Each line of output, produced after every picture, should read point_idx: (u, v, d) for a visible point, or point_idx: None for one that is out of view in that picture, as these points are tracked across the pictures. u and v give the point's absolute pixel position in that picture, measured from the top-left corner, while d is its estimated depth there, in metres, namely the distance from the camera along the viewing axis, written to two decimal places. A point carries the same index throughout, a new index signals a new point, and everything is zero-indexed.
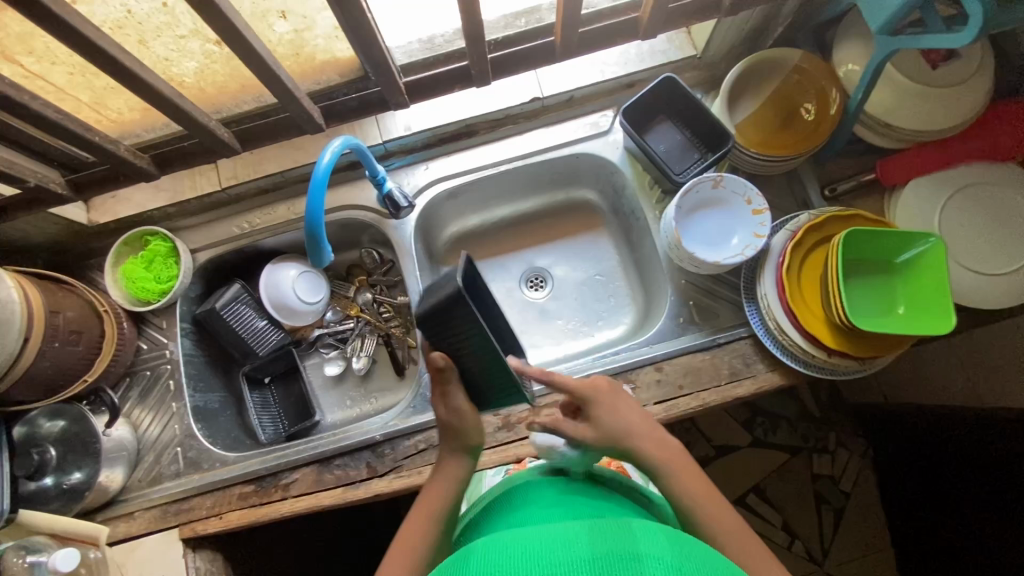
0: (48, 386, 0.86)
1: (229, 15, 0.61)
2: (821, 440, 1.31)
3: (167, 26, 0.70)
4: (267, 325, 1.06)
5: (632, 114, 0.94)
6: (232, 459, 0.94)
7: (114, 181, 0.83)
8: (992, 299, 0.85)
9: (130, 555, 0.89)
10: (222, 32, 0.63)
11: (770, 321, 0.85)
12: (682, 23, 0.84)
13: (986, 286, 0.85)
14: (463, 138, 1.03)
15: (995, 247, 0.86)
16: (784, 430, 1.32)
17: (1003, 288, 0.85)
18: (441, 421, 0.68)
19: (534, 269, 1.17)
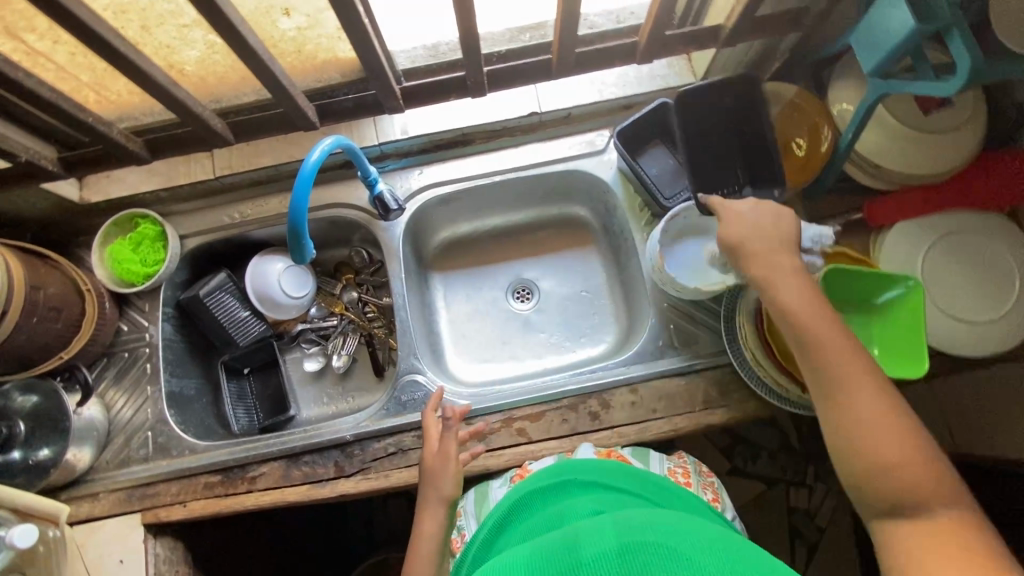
0: (23, 360, 0.86)
1: (227, 10, 0.62)
2: (799, 473, 1.28)
3: (171, 15, 0.71)
4: (250, 316, 1.06)
5: (628, 135, 0.96)
6: (201, 448, 0.94)
7: (107, 162, 0.84)
8: (969, 347, 0.86)
9: (91, 536, 0.89)
10: (222, 28, 0.64)
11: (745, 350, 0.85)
12: (680, 51, 0.85)
13: (965, 334, 0.86)
14: (459, 146, 1.04)
15: (976, 295, 0.86)
16: (765, 460, 1.30)
17: (981, 336, 0.86)
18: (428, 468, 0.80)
19: (521, 281, 1.17)
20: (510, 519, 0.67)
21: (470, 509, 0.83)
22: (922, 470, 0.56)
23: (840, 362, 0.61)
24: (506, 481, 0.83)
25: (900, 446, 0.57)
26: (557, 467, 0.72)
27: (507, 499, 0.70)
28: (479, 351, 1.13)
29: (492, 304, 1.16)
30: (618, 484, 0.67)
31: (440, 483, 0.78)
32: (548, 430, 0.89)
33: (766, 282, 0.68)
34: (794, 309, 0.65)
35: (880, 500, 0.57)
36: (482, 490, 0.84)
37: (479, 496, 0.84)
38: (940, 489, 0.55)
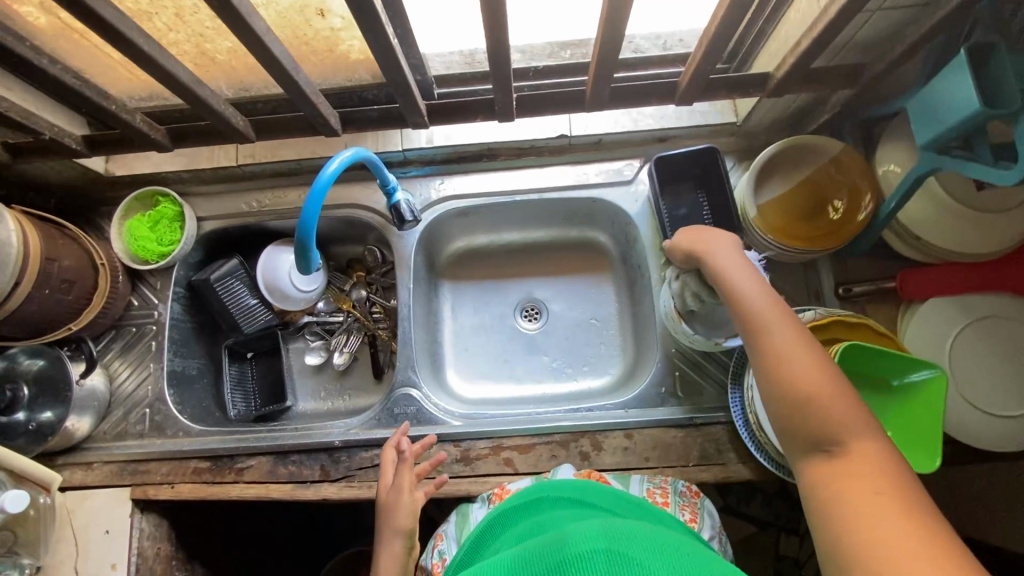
0: (33, 327, 0.87)
1: (253, 18, 0.60)
2: (792, 521, 1.24)
3: (202, 7, 0.69)
4: (258, 304, 1.07)
5: (659, 172, 0.90)
6: (195, 432, 0.96)
7: (128, 146, 0.84)
8: (987, 441, 0.81)
9: (81, 504, 0.92)
10: (247, 33, 0.62)
11: (750, 413, 0.83)
12: (723, 94, 0.81)
13: (985, 427, 0.81)
14: (484, 161, 1.01)
15: (1004, 387, 0.81)
16: (759, 502, 1.25)
17: (1002, 432, 0.81)
18: (385, 500, 0.81)
19: (531, 300, 1.15)
20: (487, 537, 0.67)
21: (452, 532, 0.81)
22: (843, 408, 0.55)
23: (761, 310, 0.63)
24: (484, 500, 0.83)
25: (818, 382, 0.57)
26: (535, 487, 0.73)
27: (484, 520, 0.71)
28: (479, 367, 1.12)
29: (499, 320, 1.15)
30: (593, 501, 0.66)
31: (395, 520, 0.78)
32: (536, 463, 0.88)
33: (704, 247, 0.72)
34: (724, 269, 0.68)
35: (802, 438, 0.56)
36: (463, 510, 0.83)
37: (461, 519, 0.82)
38: (861, 424, 0.54)
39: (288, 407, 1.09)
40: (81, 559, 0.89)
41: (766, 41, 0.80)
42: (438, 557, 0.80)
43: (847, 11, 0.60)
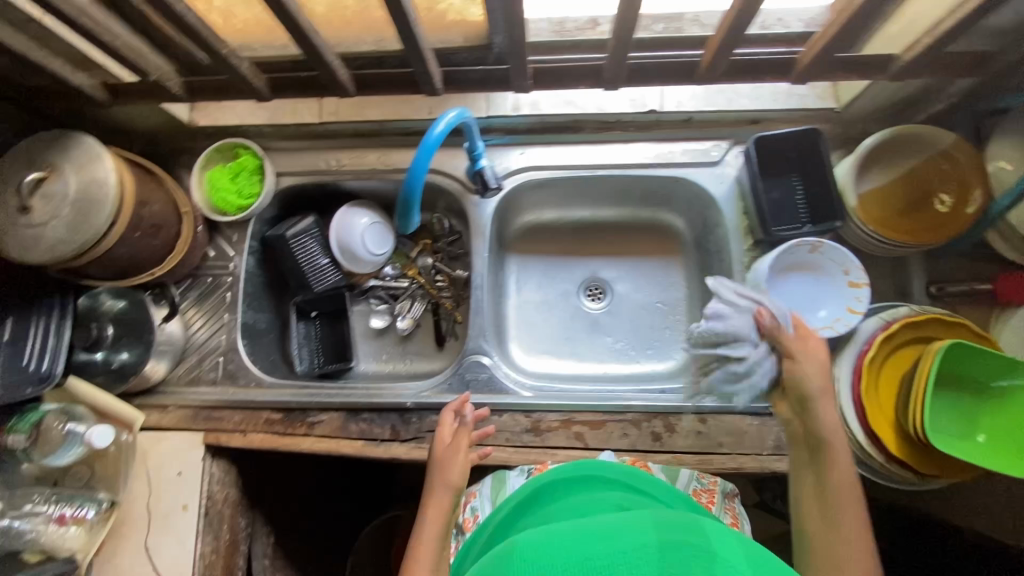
0: (119, 271, 0.88)
1: None
2: None
3: None
4: (329, 265, 1.07)
5: (755, 154, 0.87)
6: (267, 383, 0.97)
7: (229, 92, 0.82)
8: None
9: (155, 445, 0.94)
10: None
11: (834, 406, 0.81)
12: (842, 76, 0.76)
13: None
14: (566, 133, 1.00)
15: None
16: None
17: None
18: (439, 455, 0.79)
19: (596, 279, 1.14)
20: (532, 509, 0.73)
21: (487, 493, 0.86)
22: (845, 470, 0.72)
23: (807, 375, 0.75)
24: (526, 471, 0.86)
25: (835, 447, 0.73)
26: (584, 465, 0.77)
27: (526, 493, 0.76)
28: (542, 342, 1.11)
29: (562, 298, 1.14)
30: (633, 486, 0.72)
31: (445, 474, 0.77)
32: (606, 440, 0.88)
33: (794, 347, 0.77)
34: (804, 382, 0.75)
35: (812, 482, 0.73)
36: (499, 475, 0.87)
37: (498, 483, 0.86)
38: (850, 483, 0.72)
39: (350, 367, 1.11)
40: (155, 498, 0.92)
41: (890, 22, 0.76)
42: (470, 513, 0.86)
43: None
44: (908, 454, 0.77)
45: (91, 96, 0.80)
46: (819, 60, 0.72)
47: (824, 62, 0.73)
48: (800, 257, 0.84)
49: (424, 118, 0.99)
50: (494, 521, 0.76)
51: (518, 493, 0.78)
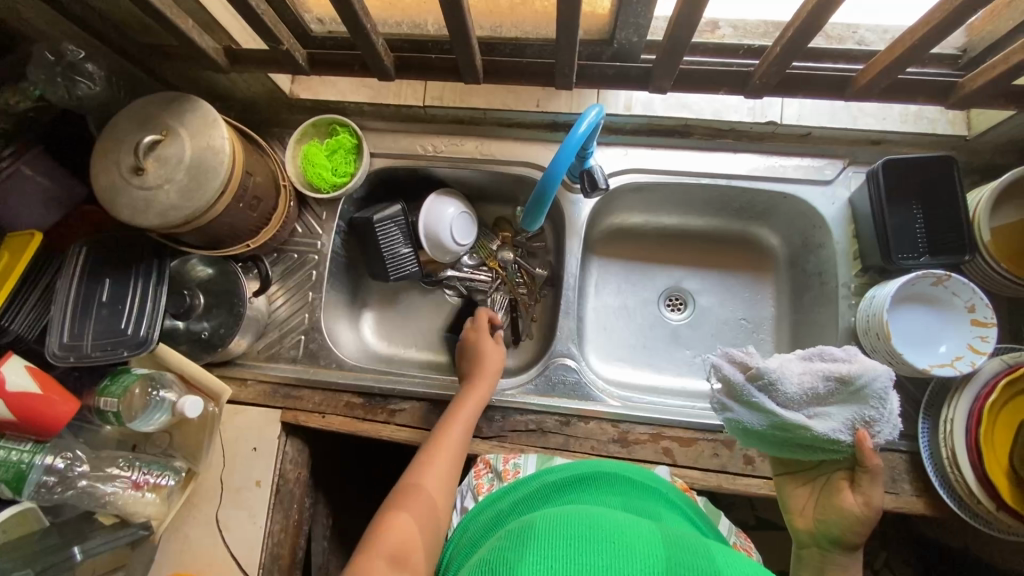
0: (216, 241, 0.87)
1: None
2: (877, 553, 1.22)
3: None
4: (410, 254, 1.04)
5: (882, 177, 0.83)
6: (348, 365, 0.96)
7: (350, 68, 0.79)
8: None
9: (231, 418, 0.92)
10: None
11: (945, 448, 0.78)
12: (1007, 104, 0.71)
13: None
14: (676, 137, 0.96)
15: None
16: None
17: None
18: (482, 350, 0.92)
19: (678, 289, 1.11)
20: (586, 481, 0.65)
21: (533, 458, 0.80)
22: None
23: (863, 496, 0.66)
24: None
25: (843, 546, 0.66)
26: (644, 471, 0.72)
27: (575, 470, 0.68)
28: (618, 349, 1.09)
29: (641, 305, 1.11)
30: (673, 501, 0.69)
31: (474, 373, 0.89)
32: (696, 458, 0.85)
33: (870, 478, 0.66)
34: (842, 518, 0.66)
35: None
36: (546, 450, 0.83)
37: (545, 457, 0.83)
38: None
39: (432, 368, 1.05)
40: (229, 471, 0.91)
41: None
42: (511, 466, 0.82)
43: None
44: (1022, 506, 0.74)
45: (212, 60, 0.78)
46: (985, 87, 0.68)
47: (995, 88, 0.68)
48: (922, 288, 0.80)
49: (530, 110, 0.95)
50: (536, 483, 0.67)
51: (563, 467, 0.69)
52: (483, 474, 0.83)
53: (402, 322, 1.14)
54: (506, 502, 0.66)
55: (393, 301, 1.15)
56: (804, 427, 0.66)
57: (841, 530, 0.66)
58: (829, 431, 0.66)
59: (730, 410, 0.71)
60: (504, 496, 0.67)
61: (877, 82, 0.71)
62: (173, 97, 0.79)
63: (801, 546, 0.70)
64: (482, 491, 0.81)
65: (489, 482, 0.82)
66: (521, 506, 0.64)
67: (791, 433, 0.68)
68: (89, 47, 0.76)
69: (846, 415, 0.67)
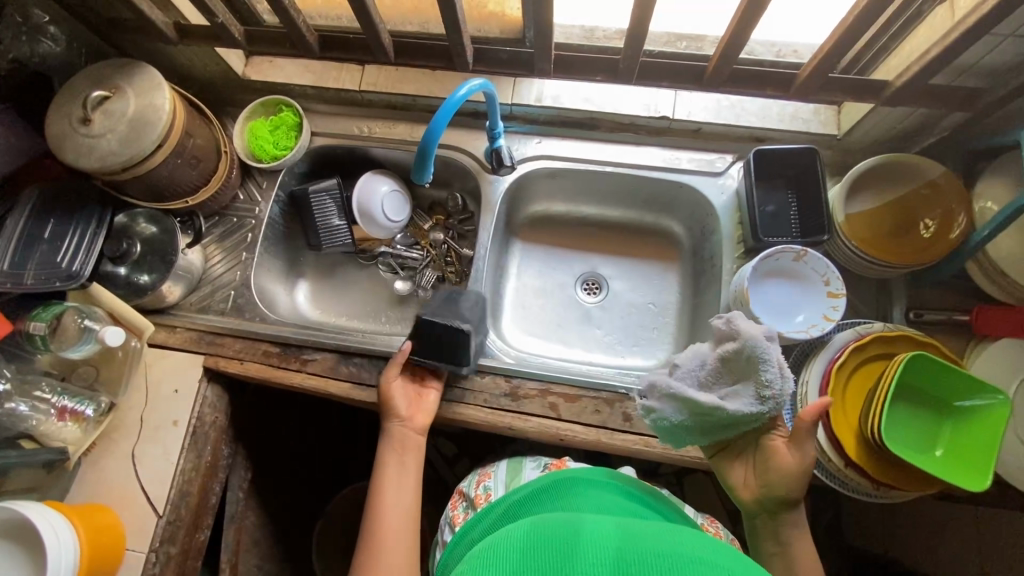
0: (157, 194, 0.97)
1: None
2: None
3: None
4: (342, 227, 1.13)
5: (754, 165, 0.94)
6: (271, 320, 1.03)
7: (283, 45, 0.92)
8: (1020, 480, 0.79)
9: (157, 360, 0.99)
10: None
11: (800, 410, 0.84)
12: (838, 96, 0.81)
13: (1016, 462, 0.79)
14: (584, 129, 1.07)
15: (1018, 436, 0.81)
16: None
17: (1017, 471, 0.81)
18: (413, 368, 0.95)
19: (594, 274, 1.18)
20: (548, 492, 0.69)
21: (501, 476, 0.91)
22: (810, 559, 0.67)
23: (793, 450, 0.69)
24: (541, 466, 0.91)
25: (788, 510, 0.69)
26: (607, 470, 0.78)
27: (539, 482, 0.73)
28: (534, 326, 1.15)
29: (559, 287, 1.18)
30: (634, 495, 0.72)
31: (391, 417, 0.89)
32: (579, 414, 0.91)
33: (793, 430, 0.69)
34: (781, 477, 0.68)
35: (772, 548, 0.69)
36: (517, 465, 0.92)
37: (514, 471, 0.91)
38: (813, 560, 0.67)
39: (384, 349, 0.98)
40: (149, 409, 0.97)
41: (886, 57, 0.83)
42: (482, 490, 0.89)
43: (985, 20, 0.63)
44: (865, 461, 0.79)
45: (162, 32, 0.89)
46: (814, 78, 0.79)
47: (821, 79, 0.79)
48: (785, 264, 0.88)
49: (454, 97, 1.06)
50: (502, 503, 0.73)
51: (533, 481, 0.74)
52: (458, 505, 0.92)
53: (336, 292, 1.22)
54: (478, 529, 0.71)
55: (330, 274, 1.23)
56: (715, 408, 0.71)
57: (783, 487, 0.68)
58: (742, 407, 0.70)
59: (655, 408, 0.77)
60: (476, 524, 0.72)
61: (722, 73, 0.82)
62: (124, 61, 0.90)
63: (753, 517, 0.72)
64: (458, 520, 0.89)
65: (462, 511, 0.91)
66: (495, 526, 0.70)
67: (709, 415, 0.73)
68: (56, 14, 0.88)
69: (751, 389, 0.71)
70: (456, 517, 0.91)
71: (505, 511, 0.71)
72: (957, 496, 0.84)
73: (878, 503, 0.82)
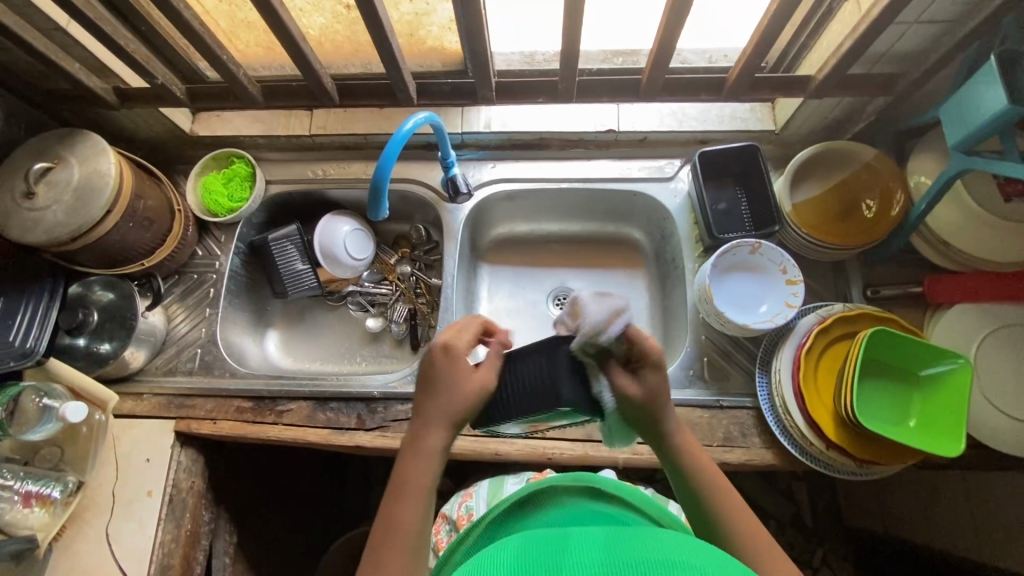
0: (112, 260, 0.95)
1: None
2: (807, 554, 1.34)
3: None
4: (306, 271, 1.11)
5: (702, 166, 0.97)
6: (241, 374, 1.01)
7: (226, 99, 0.94)
8: (1000, 444, 0.81)
9: (127, 431, 0.96)
10: (371, 9, 0.73)
11: (777, 398, 0.86)
12: (767, 95, 0.86)
13: (986, 419, 0.82)
14: (535, 149, 1.10)
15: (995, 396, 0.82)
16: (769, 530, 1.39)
17: (1003, 433, 0.81)
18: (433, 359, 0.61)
19: (563, 289, 1.18)
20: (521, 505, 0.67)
21: (483, 494, 0.96)
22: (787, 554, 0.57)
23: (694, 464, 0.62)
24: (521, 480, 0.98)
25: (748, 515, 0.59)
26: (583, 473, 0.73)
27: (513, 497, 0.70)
28: None
29: (531, 305, 1.18)
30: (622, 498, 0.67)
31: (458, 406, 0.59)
32: (563, 430, 0.91)
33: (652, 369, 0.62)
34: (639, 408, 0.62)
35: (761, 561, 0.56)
36: (498, 480, 0.99)
37: (495, 487, 0.97)
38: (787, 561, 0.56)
39: (364, 387, 0.96)
40: (120, 483, 0.93)
41: (805, 52, 0.88)
42: (464, 510, 0.97)
43: (885, 14, 0.67)
44: (846, 441, 0.81)
45: (102, 98, 0.90)
46: (742, 79, 0.83)
47: (748, 79, 0.83)
48: (742, 257, 0.91)
49: None
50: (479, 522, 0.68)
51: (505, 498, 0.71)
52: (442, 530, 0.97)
53: (307, 338, 1.20)
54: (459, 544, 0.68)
55: (300, 319, 1.21)
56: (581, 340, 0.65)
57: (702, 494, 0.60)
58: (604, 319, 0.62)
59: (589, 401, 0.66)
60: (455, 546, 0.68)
61: (657, 83, 0.86)
62: (67, 129, 0.89)
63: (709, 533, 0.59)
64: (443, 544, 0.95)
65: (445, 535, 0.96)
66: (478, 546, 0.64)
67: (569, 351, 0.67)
68: None
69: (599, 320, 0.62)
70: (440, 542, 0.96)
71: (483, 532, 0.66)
72: (938, 464, 0.85)
73: (867, 480, 0.84)
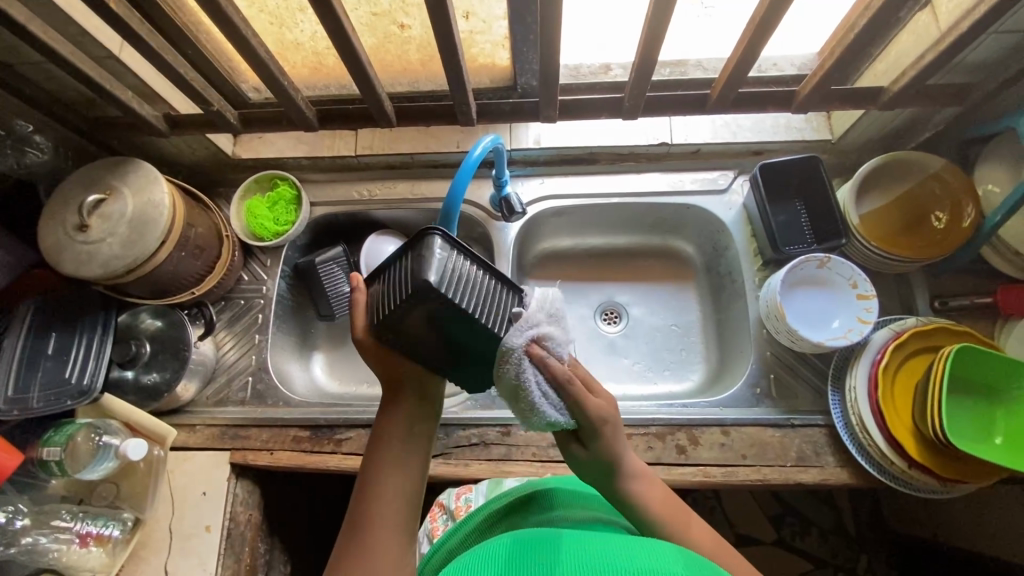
0: (162, 290, 0.92)
1: (443, 15, 0.68)
2: (851, 561, 1.30)
3: (391, 16, 0.81)
4: (353, 292, 1.09)
5: (763, 178, 0.95)
6: (295, 402, 0.99)
7: (279, 123, 0.93)
8: None
9: (180, 465, 0.94)
10: (441, 31, 0.71)
11: (852, 415, 0.84)
12: (836, 108, 0.84)
13: None
14: (583, 163, 1.08)
15: None
16: (814, 538, 1.33)
17: None
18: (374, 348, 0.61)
19: (611, 303, 1.16)
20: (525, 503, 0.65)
21: (482, 488, 0.88)
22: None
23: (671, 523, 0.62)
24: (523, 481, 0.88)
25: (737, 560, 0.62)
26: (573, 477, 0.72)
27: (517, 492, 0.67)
28: None
29: (580, 322, 1.15)
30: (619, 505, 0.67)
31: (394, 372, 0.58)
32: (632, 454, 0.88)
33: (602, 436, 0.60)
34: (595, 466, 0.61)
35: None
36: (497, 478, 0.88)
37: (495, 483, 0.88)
38: None
39: None
40: (177, 518, 0.90)
41: (872, 63, 0.87)
42: (463, 502, 0.89)
43: (978, 26, 0.66)
44: (931, 461, 0.79)
45: (153, 125, 0.88)
46: (815, 92, 0.81)
47: (821, 93, 0.81)
48: (809, 272, 0.90)
49: (453, 150, 1.06)
50: (476, 518, 0.66)
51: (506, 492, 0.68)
52: (438, 516, 0.91)
53: (350, 361, 1.17)
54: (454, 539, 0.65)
55: (344, 342, 1.18)
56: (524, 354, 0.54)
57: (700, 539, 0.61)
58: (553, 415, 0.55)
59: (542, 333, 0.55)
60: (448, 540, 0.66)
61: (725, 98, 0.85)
62: (118, 158, 0.87)
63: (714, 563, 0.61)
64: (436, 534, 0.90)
65: (442, 524, 0.90)
66: (466, 542, 0.64)
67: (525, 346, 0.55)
68: (40, 123, 0.86)
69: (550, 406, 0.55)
70: (437, 529, 0.91)
71: (474, 527, 0.65)
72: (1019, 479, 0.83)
73: (944, 499, 0.82)
